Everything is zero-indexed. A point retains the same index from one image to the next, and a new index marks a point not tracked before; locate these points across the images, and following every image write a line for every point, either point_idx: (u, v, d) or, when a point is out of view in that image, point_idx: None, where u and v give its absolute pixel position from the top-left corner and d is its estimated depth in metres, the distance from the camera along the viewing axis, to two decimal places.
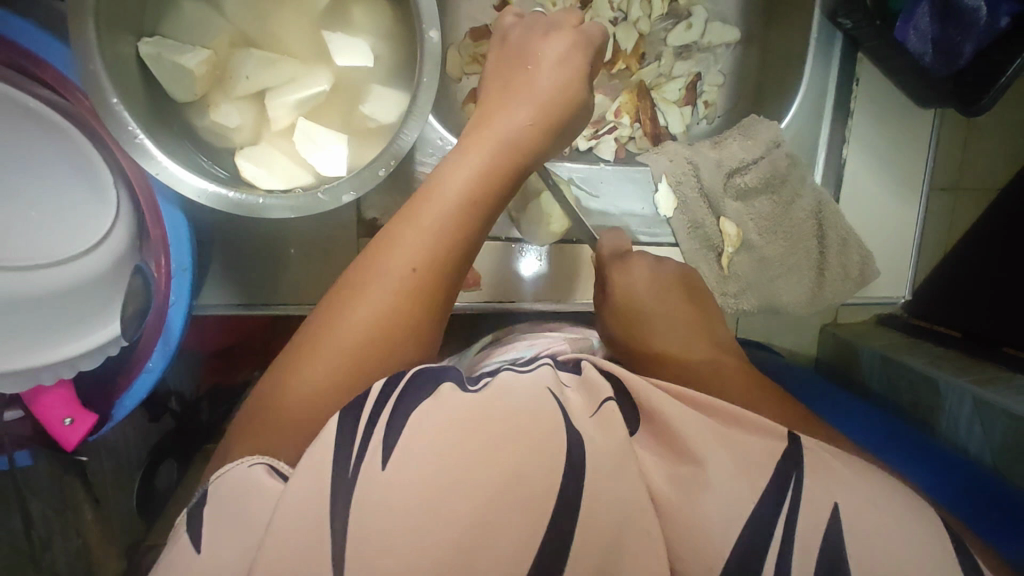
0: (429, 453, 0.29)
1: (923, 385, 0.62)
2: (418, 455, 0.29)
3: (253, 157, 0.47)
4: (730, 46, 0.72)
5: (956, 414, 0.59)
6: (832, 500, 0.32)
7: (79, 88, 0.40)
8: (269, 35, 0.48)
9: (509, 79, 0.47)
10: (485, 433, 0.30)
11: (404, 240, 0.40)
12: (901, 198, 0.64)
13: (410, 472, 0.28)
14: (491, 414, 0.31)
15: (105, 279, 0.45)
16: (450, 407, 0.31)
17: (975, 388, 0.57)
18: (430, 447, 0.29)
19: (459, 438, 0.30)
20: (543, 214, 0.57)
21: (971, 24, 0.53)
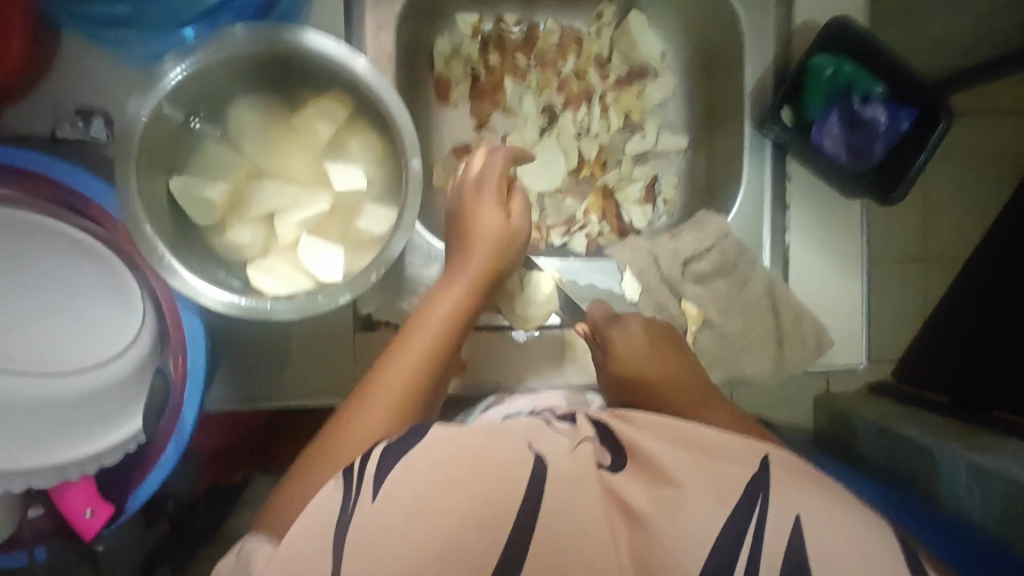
0: (423, 477, 0.41)
1: (916, 455, 0.72)
2: (404, 487, 0.41)
3: (262, 269, 0.54)
4: (681, 150, 0.82)
5: (957, 480, 0.67)
6: (794, 514, 0.41)
7: (117, 219, 0.48)
8: (278, 166, 0.56)
9: (459, 218, 0.59)
10: (468, 455, 0.42)
11: (395, 355, 0.52)
12: (846, 275, 0.70)
13: (406, 490, 0.41)
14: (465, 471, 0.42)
15: (131, 380, 0.51)
16: (432, 463, 0.42)
17: (975, 458, 0.65)
18: (415, 481, 0.41)
19: (435, 490, 0.41)
20: (539, 296, 0.65)
21: (874, 130, 0.65)
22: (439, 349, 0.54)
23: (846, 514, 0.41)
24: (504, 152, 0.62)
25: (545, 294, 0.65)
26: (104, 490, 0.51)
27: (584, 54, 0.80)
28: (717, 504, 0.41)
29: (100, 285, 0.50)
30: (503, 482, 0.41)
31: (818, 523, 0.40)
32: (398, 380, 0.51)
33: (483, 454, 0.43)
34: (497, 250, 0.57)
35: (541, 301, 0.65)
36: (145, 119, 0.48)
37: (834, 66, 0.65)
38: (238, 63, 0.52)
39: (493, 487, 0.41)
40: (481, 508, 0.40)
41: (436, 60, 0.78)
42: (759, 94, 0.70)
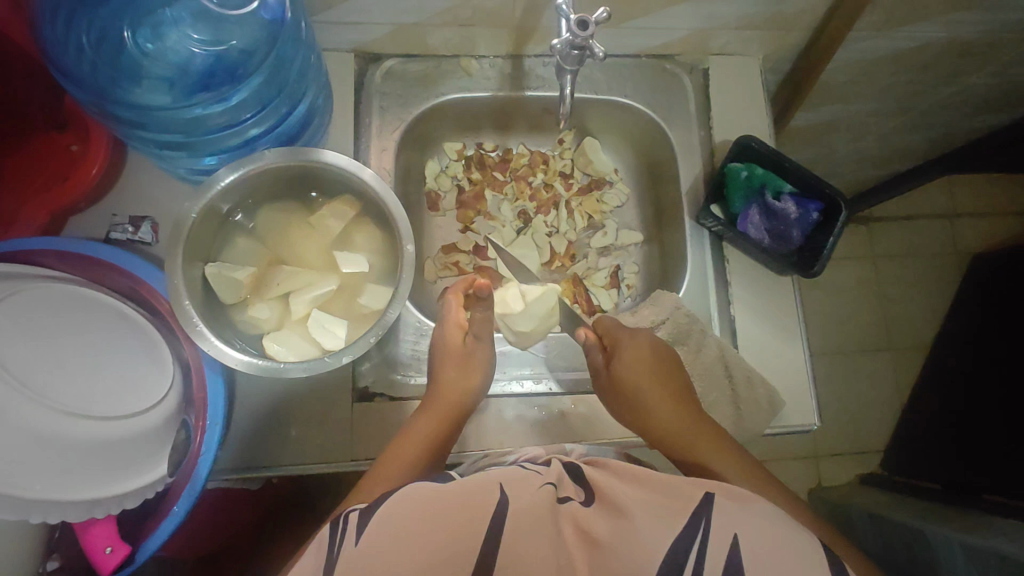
0: (400, 517, 0.47)
1: None
2: (386, 530, 0.46)
3: (277, 339, 0.64)
4: (638, 244, 0.95)
5: None
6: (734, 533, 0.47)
7: (163, 295, 0.58)
8: (297, 256, 0.68)
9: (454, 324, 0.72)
10: (438, 499, 0.49)
11: (419, 419, 0.65)
12: (788, 341, 0.80)
13: (384, 528, 0.47)
14: (439, 509, 0.48)
15: (159, 431, 0.58)
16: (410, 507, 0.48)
17: None
18: (397, 524, 0.47)
19: (413, 524, 0.47)
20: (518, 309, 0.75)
21: (788, 219, 0.78)
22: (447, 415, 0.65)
23: (776, 528, 0.48)
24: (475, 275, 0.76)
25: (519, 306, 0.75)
26: (122, 532, 0.57)
27: (550, 169, 0.96)
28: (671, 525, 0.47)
29: (139, 347, 0.57)
30: (471, 521, 0.47)
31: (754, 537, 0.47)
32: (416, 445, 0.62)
33: (454, 500, 0.49)
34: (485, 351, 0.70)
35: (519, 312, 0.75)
36: (194, 217, 0.60)
37: (747, 171, 0.80)
38: (269, 174, 0.65)
39: (462, 524, 0.47)
40: (453, 537, 0.46)
41: (427, 176, 0.94)
42: (693, 195, 0.85)
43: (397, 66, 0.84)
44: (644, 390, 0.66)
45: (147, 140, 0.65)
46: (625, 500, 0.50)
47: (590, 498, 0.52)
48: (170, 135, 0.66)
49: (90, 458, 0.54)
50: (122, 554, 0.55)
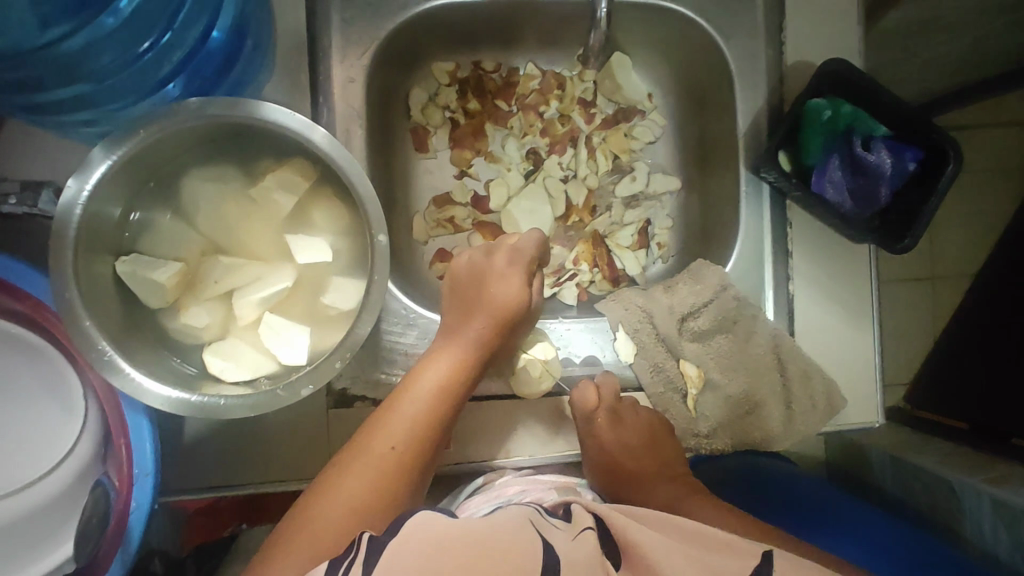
0: (417, 553, 0.36)
1: (942, 494, 0.72)
2: (399, 568, 0.34)
3: (219, 353, 0.50)
4: (673, 192, 0.77)
5: (979, 519, 0.68)
6: None
7: (53, 311, 0.43)
8: (237, 241, 0.52)
9: (466, 290, 0.58)
10: (464, 541, 0.37)
11: (394, 416, 0.49)
12: (857, 325, 0.65)
13: (398, 565, 0.35)
14: (475, 547, 0.37)
15: (75, 490, 0.46)
16: (434, 542, 0.37)
17: (991, 489, 0.67)
18: (414, 561, 0.35)
19: (440, 565, 0.35)
20: (530, 375, 0.59)
21: (879, 175, 0.60)
22: (432, 419, 0.49)
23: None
24: (534, 235, 0.60)
25: (535, 375, 0.60)
26: None
27: (567, 96, 0.76)
28: None
29: (40, 386, 0.46)
30: (511, 567, 0.36)
31: None
32: (388, 450, 0.47)
33: (484, 538, 0.38)
34: (496, 322, 0.55)
35: (534, 380, 0.60)
36: (83, 206, 0.44)
37: (832, 109, 0.60)
38: (188, 135, 0.48)
39: (501, 572, 0.35)
40: None
41: (413, 108, 0.74)
42: (751, 138, 0.67)
43: None
44: (623, 449, 0.59)
45: (20, 100, 0.48)
46: (657, 562, 0.40)
47: (616, 561, 0.42)
48: (57, 89, 0.49)
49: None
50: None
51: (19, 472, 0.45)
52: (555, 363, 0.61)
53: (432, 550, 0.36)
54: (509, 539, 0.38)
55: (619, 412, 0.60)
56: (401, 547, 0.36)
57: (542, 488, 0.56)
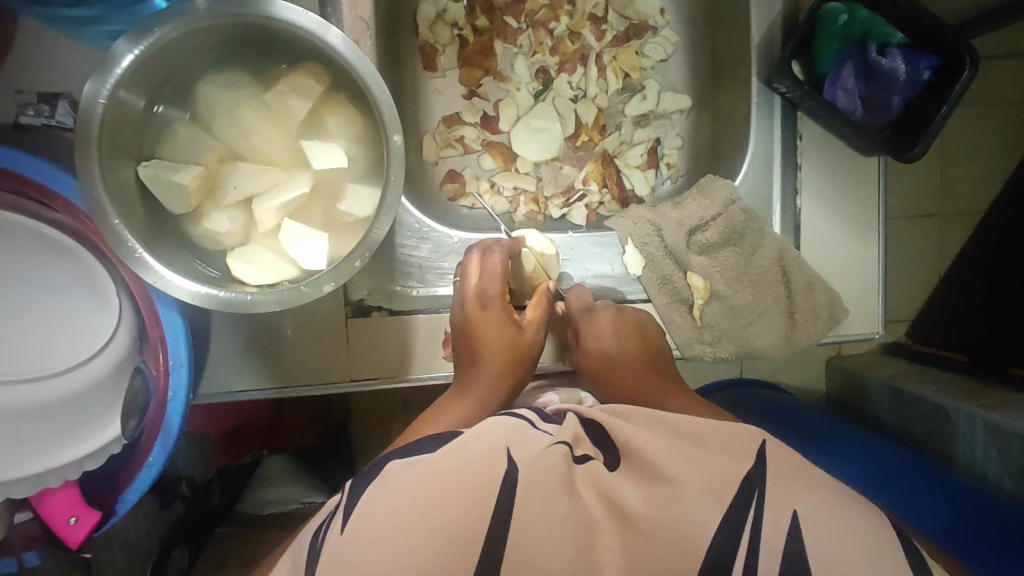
0: (396, 497, 0.39)
1: (933, 413, 0.77)
2: (375, 511, 0.38)
3: (242, 257, 0.52)
4: (684, 111, 0.77)
5: (974, 440, 0.72)
6: (791, 510, 0.38)
7: (84, 212, 0.45)
8: (253, 147, 0.53)
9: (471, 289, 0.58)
10: (443, 476, 0.40)
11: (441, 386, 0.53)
12: (861, 240, 0.66)
13: (375, 510, 0.39)
14: (455, 478, 0.40)
15: (116, 379, 0.49)
16: (411, 486, 0.40)
17: (984, 414, 0.70)
18: (386, 506, 0.38)
19: (408, 505, 0.38)
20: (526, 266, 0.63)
21: (892, 80, 0.60)
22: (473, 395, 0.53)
23: (849, 505, 0.40)
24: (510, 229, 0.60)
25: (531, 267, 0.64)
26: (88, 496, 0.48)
27: (577, 11, 0.74)
28: (744, 506, 0.38)
29: (73, 282, 0.47)
30: (474, 503, 0.39)
31: (822, 511, 0.38)
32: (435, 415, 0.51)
33: (455, 469, 0.41)
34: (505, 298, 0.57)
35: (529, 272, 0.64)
36: (104, 103, 0.45)
37: (848, 13, 0.60)
38: (201, 36, 0.48)
39: (465, 502, 0.39)
40: (455, 520, 0.38)
41: (420, 24, 0.73)
42: (765, 48, 0.65)
43: None
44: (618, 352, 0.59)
45: None
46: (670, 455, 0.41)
47: (614, 459, 0.43)
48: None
49: (42, 420, 0.47)
50: (90, 524, 0.47)
51: (58, 360, 0.48)
52: (551, 259, 0.64)
53: (408, 493, 0.39)
54: (492, 463, 0.41)
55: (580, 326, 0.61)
56: (378, 497, 0.39)
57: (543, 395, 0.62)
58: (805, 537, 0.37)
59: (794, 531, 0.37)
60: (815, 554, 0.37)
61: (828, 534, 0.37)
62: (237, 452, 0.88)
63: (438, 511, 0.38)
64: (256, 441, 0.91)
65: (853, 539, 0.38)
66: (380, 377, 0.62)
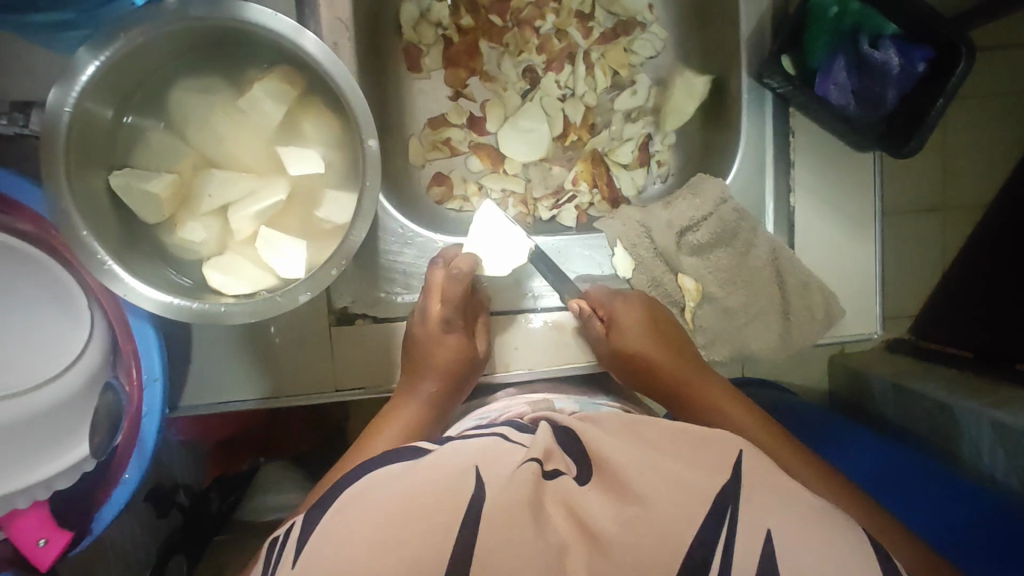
0: (363, 522, 0.37)
1: (940, 413, 0.75)
2: (337, 534, 0.38)
3: (219, 266, 0.51)
4: (674, 105, 0.75)
5: (980, 441, 0.70)
6: (763, 528, 0.36)
7: (51, 223, 0.44)
8: (228, 154, 0.51)
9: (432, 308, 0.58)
10: (408, 499, 0.38)
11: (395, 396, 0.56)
12: (855, 237, 0.64)
13: (337, 536, 0.37)
14: (425, 498, 0.38)
15: (88, 393, 0.48)
16: (373, 507, 0.38)
17: (992, 413, 0.68)
18: (352, 524, 0.38)
19: (375, 532, 0.37)
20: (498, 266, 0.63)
21: (886, 73, 0.58)
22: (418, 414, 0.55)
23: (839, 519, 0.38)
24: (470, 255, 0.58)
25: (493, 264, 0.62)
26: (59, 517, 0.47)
27: (564, 9, 0.73)
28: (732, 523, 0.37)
29: (43, 295, 0.46)
30: (441, 520, 0.37)
31: (811, 526, 0.37)
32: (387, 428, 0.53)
33: (419, 490, 0.39)
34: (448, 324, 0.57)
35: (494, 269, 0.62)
36: (70, 112, 0.43)
37: (839, 5, 0.58)
38: (170, 41, 0.47)
39: (431, 524, 0.37)
40: (421, 546, 0.36)
41: (404, 24, 0.72)
42: (754, 44, 0.64)
43: None
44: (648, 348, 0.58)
45: None
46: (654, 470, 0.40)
47: (586, 474, 0.41)
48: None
49: (12, 437, 0.46)
50: (61, 545, 0.45)
51: (27, 375, 0.46)
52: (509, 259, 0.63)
53: (373, 516, 0.38)
54: (455, 484, 0.39)
55: (622, 323, 0.59)
56: (337, 521, 0.39)
57: (521, 404, 0.57)
58: (778, 549, 0.36)
59: (778, 545, 0.36)
60: (796, 571, 0.35)
61: (817, 552, 0.35)
62: (232, 460, 0.88)
63: (405, 535, 0.36)
64: (252, 448, 0.90)
65: (842, 556, 0.36)
66: (366, 386, 0.61)
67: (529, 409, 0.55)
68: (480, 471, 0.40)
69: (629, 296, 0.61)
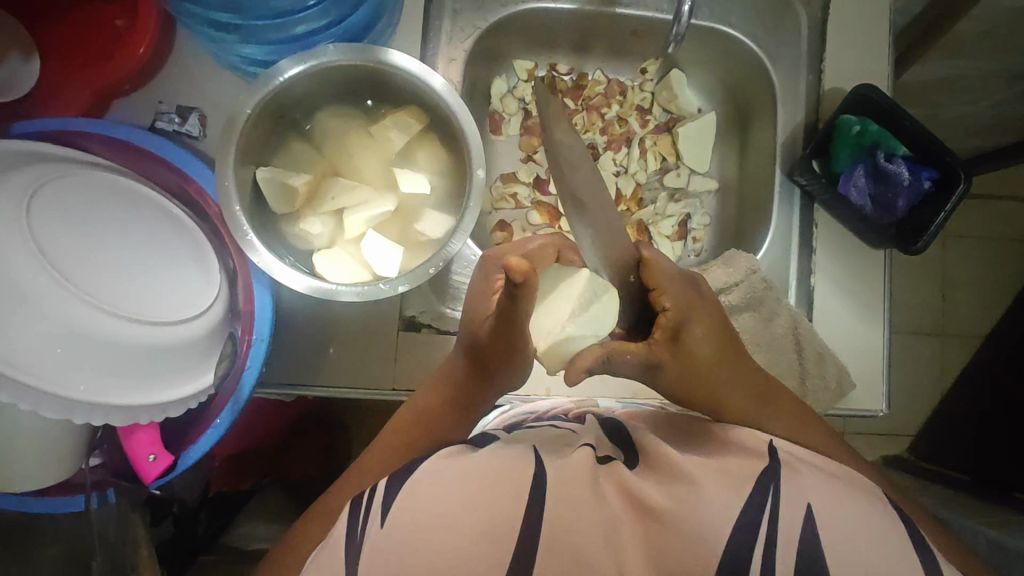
0: (443, 494, 0.45)
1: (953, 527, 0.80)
2: (421, 494, 0.45)
3: (326, 257, 0.59)
4: (712, 193, 0.87)
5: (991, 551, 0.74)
6: (805, 502, 0.44)
7: (212, 198, 0.56)
8: (352, 168, 0.62)
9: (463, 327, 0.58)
10: (481, 483, 0.46)
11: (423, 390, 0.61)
12: (868, 320, 0.73)
13: (421, 507, 0.44)
14: (495, 485, 0.45)
15: (209, 338, 0.53)
16: (452, 482, 0.46)
17: None
18: (433, 491, 0.45)
19: (453, 506, 0.44)
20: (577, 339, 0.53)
21: (897, 185, 0.70)
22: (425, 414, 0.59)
23: (850, 532, 0.43)
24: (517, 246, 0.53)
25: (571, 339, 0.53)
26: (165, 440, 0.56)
27: (627, 102, 0.87)
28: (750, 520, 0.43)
29: (186, 249, 0.52)
30: (506, 496, 0.45)
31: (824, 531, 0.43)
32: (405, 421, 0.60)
33: (496, 469, 0.47)
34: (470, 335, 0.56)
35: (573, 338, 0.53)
36: (249, 112, 0.55)
37: (861, 125, 0.71)
38: (331, 77, 0.59)
39: (500, 506, 0.44)
40: (491, 519, 0.43)
41: (493, 95, 0.85)
42: (788, 148, 0.76)
43: None
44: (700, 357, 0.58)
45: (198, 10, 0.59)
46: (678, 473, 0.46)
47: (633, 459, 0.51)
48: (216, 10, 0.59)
49: (141, 367, 0.48)
50: (165, 464, 0.54)
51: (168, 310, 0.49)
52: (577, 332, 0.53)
53: (452, 489, 0.45)
54: (511, 470, 0.47)
55: (687, 329, 0.56)
56: (420, 488, 0.46)
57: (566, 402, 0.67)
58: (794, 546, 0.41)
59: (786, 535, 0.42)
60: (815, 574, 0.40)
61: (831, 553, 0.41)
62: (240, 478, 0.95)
63: (479, 513, 0.43)
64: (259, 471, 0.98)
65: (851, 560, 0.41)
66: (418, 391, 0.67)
67: (575, 405, 0.66)
68: (537, 453, 0.49)
69: (688, 294, 0.56)
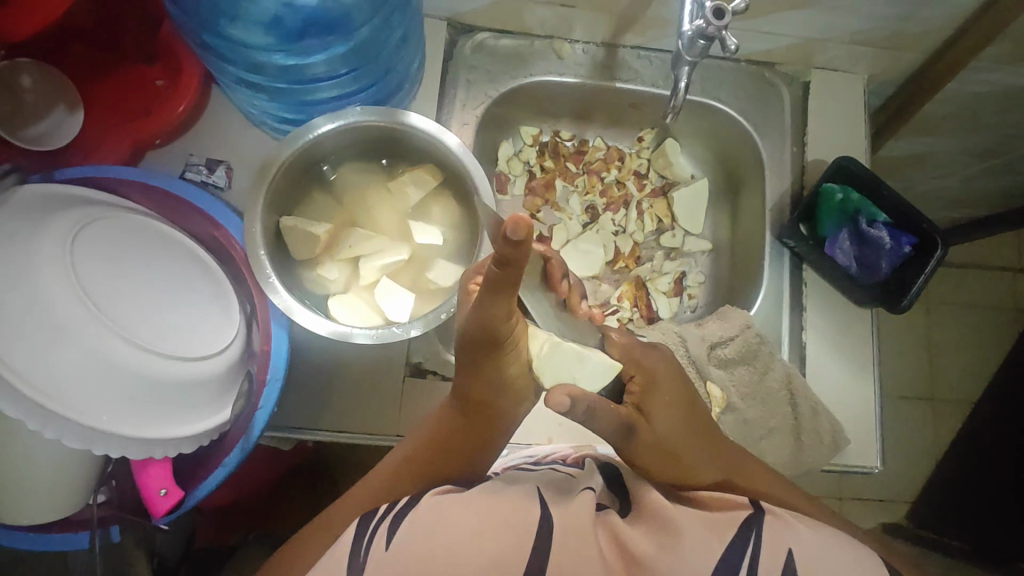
0: (452, 526, 0.45)
1: None
2: (430, 526, 0.46)
3: (341, 302, 0.62)
4: (706, 252, 0.91)
5: None
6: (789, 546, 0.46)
7: (240, 244, 0.59)
8: (370, 220, 0.66)
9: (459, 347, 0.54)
10: (491, 519, 0.46)
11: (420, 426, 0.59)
12: (859, 377, 0.75)
13: (430, 535, 0.45)
14: (506, 522, 0.45)
15: (224, 377, 0.54)
16: (463, 514, 0.46)
17: None
18: (442, 521, 0.46)
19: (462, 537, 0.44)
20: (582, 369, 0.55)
21: (880, 248, 0.74)
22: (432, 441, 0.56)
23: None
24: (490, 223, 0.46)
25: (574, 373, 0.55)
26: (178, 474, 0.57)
27: (625, 167, 0.92)
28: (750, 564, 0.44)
29: (209, 291, 0.54)
30: (516, 536, 0.45)
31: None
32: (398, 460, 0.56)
33: (503, 507, 0.48)
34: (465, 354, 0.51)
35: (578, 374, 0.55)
36: (279, 164, 0.59)
37: (843, 193, 0.76)
38: (356, 137, 0.64)
39: (509, 542, 0.44)
40: (501, 552, 0.43)
41: (500, 157, 0.90)
42: (777, 212, 0.81)
43: (489, 40, 0.82)
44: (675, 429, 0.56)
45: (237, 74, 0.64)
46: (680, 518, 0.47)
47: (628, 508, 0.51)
48: (253, 74, 0.64)
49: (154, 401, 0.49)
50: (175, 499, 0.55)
51: (188, 347, 0.51)
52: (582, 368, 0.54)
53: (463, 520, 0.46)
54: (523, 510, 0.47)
55: (660, 394, 0.56)
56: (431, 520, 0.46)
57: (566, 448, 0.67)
58: None
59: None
60: None
61: None
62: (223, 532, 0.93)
63: (489, 544, 0.44)
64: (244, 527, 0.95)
65: None
66: None
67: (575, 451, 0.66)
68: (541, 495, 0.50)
69: (659, 362, 0.59)
